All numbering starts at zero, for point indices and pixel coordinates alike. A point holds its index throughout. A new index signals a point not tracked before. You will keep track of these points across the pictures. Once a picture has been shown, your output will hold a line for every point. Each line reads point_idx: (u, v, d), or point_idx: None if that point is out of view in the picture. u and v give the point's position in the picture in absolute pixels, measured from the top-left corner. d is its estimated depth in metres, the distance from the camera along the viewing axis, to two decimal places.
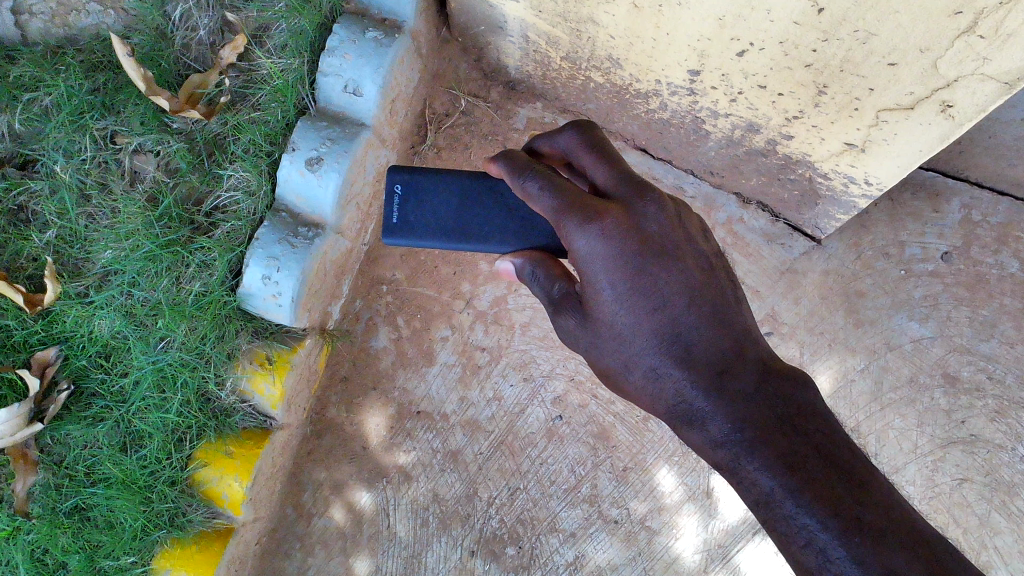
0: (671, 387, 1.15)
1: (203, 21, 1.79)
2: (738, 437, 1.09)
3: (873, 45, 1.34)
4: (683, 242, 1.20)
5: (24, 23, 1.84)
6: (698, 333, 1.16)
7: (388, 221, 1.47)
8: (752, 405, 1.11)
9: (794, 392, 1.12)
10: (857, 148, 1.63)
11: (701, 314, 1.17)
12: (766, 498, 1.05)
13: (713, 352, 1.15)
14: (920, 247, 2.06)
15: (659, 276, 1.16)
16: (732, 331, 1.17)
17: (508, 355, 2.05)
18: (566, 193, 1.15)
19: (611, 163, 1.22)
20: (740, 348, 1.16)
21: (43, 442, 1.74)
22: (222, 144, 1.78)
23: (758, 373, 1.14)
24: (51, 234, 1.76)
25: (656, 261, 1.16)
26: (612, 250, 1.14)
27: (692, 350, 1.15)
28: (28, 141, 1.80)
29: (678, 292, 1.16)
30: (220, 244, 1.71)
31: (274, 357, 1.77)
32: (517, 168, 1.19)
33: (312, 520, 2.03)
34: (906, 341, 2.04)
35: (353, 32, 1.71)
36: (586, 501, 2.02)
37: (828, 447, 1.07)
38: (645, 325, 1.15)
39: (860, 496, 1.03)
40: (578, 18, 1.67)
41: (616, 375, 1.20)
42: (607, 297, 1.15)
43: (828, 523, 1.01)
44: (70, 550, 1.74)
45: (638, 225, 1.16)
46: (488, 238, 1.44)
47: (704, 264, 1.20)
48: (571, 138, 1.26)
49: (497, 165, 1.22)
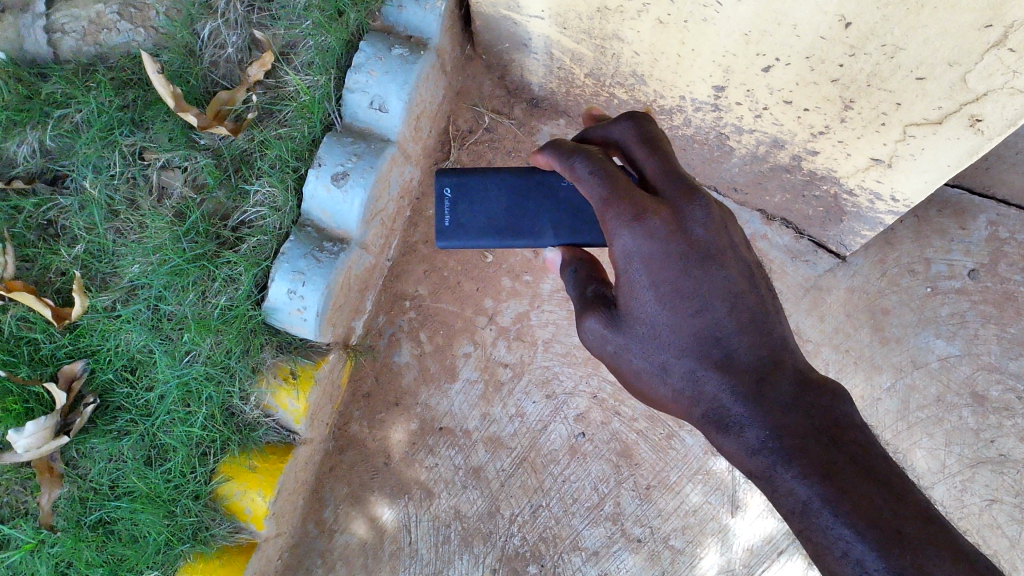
0: (707, 392, 1.16)
1: (232, 39, 1.81)
2: (774, 445, 1.09)
3: (901, 60, 1.33)
4: (728, 249, 1.20)
5: (56, 42, 1.84)
6: (737, 339, 1.17)
7: (442, 225, 1.51)
8: (789, 415, 1.11)
9: (834, 405, 1.12)
10: (883, 164, 1.62)
11: (742, 320, 1.18)
12: (801, 507, 1.04)
13: (753, 359, 1.16)
14: (946, 264, 2.04)
15: (700, 280, 1.18)
16: (771, 340, 1.18)
17: (531, 371, 2.04)
18: (615, 183, 1.15)
19: (664, 159, 1.21)
20: (778, 357, 1.16)
21: (69, 455, 1.75)
22: (249, 160, 1.79)
23: (796, 383, 1.14)
24: (80, 249, 1.78)
25: (699, 265, 1.18)
26: (653, 247, 1.16)
27: (731, 356, 1.16)
28: (59, 156, 1.82)
29: (718, 298, 1.18)
30: (246, 259, 1.72)
31: (298, 371, 1.77)
32: (568, 151, 1.19)
33: (334, 536, 2.02)
34: (933, 359, 2.02)
35: (379, 49, 1.73)
36: (609, 519, 2.01)
37: (867, 460, 1.06)
38: (683, 326, 1.18)
39: (898, 508, 1.01)
40: (602, 35, 1.68)
41: (649, 378, 1.21)
42: (645, 294, 1.18)
43: (865, 534, 0.99)
44: (94, 564, 1.74)
45: (683, 228, 1.17)
46: (539, 233, 1.48)
47: (747, 272, 1.21)
48: (625, 129, 1.24)
49: (547, 149, 1.21)
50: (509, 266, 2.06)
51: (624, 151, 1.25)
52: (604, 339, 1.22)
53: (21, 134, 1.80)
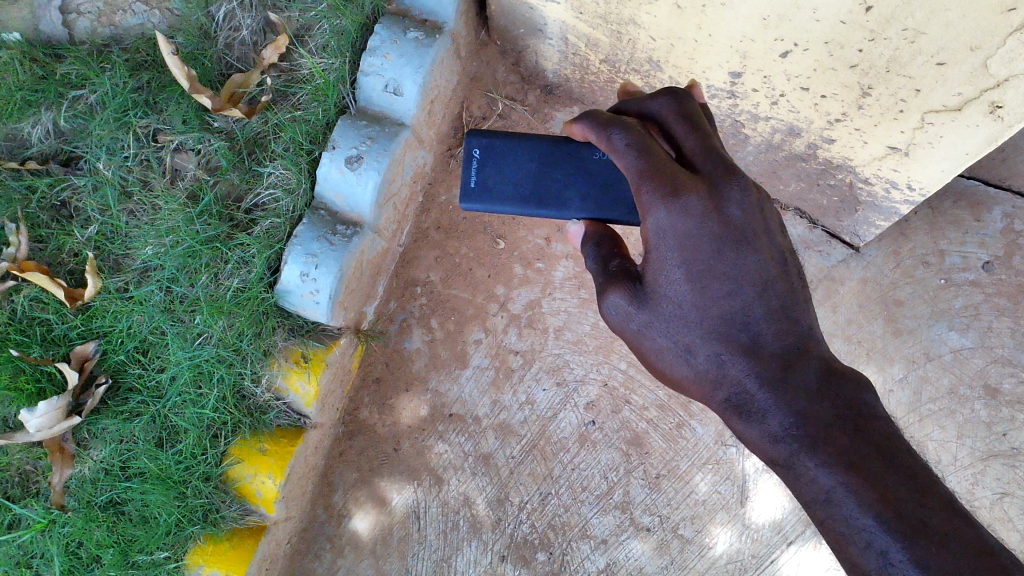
0: (732, 374, 1.18)
1: (247, 21, 1.81)
2: (798, 432, 1.12)
3: (922, 44, 1.32)
4: (762, 233, 1.20)
5: (72, 23, 1.86)
6: (765, 325, 1.19)
7: (468, 185, 1.50)
8: (813, 402, 1.13)
9: (857, 396, 1.14)
10: (900, 152, 1.61)
11: (770, 306, 1.19)
12: (824, 495, 1.07)
13: (780, 345, 1.18)
14: (960, 256, 2.02)
15: (732, 262, 1.18)
16: (797, 328, 1.19)
17: (542, 358, 2.04)
18: (652, 157, 1.15)
19: (703, 136, 1.20)
20: (803, 345, 1.19)
21: (80, 435, 1.76)
22: (263, 143, 1.79)
23: (821, 372, 1.16)
24: (93, 230, 1.78)
25: (733, 245, 1.18)
26: (687, 224, 1.16)
27: (759, 341, 1.18)
28: (72, 137, 1.82)
29: (749, 282, 1.19)
30: (259, 241, 1.72)
31: (310, 355, 1.77)
32: (605, 122, 1.19)
33: (343, 521, 2.02)
34: (946, 351, 2.01)
35: (395, 32, 1.72)
36: (618, 507, 2.00)
37: (891, 452, 1.08)
38: (712, 308, 1.19)
39: (922, 500, 1.04)
40: (619, 19, 1.68)
41: (672, 357, 1.22)
42: (675, 272, 1.19)
43: (888, 525, 1.02)
44: (104, 544, 1.75)
45: (719, 208, 1.17)
46: (567, 204, 1.48)
47: (780, 258, 1.21)
48: (664, 105, 1.23)
49: (582, 120, 1.21)
50: (521, 253, 2.06)
51: (662, 127, 1.24)
52: (628, 316, 1.22)
53: (36, 115, 1.80)
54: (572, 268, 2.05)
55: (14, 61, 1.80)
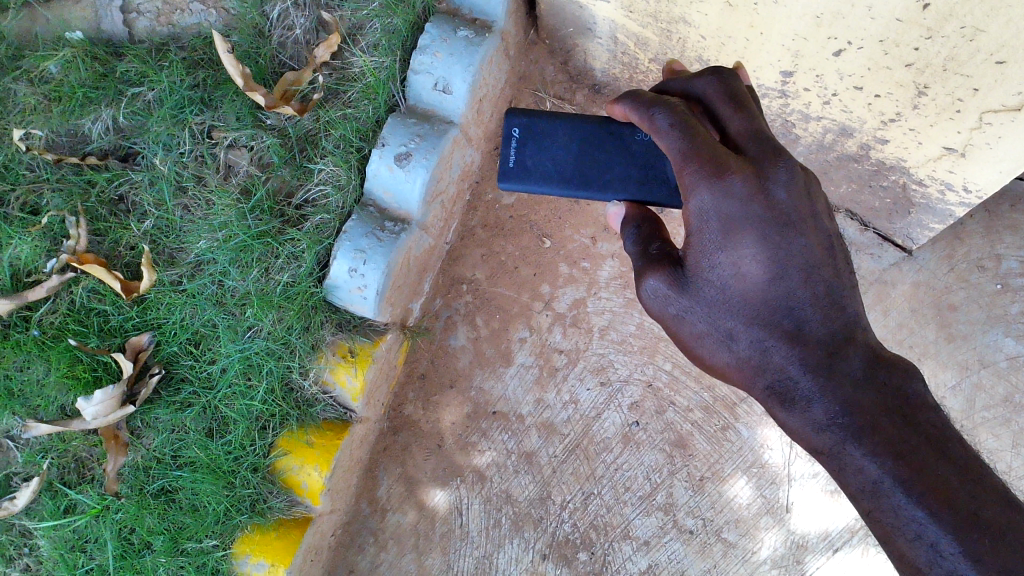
0: (775, 362, 1.19)
1: (300, 20, 1.84)
2: (843, 421, 1.13)
3: (981, 42, 1.30)
4: (810, 217, 1.19)
5: (132, 22, 1.91)
6: (810, 311, 1.19)
7: (506, 164, 1.52)
8: (860, 391, 1.15)
9: (905, 384, 1.16)
10: (956, 153, 1.58)
11: (816, 292, 1.19)
12: (873, 486, 1.09)
13: (825, 332, 1.19)
14: (1018, 260, 1.98)
15: (778, 247, 1.17)
16: (845, 315, 1.20)
17: (586, 358, 2.04)
18: (696, 137, 1.13)
19: (749, 117, 1.20)
20: (850, 333, 1.19)
21: (134, 424, 1.81)
22: (314, 140, 1.81)
23: (867, 360, 1.17)
24: (149, 224, 1.83)
25: (779, 230, 1.17)
26: (732, 207, 1.14)
27: (803, 328, 1.18)
28: (131, 134, 1.87)
29: (796, 266, 1.18)
30: (309, 236, 1.75)
31: (356, 350, 1.79)
32: (648, 102, 1.18)
33: (386, 516, 2.04)
34: (1001, 358, 1.96)
35: (445, 31, 1.74)
36: (661, 509, 1.99)
37: (941, 442, 1.11)
38: (755, 293, 1.19)
39: (975, 492, 1.06)
40: (669, 18, 1.67)
41: (713, 343, 1.23)
42: (717, 256, 1.18)
43: (941, 518, 1.04)
44: (155, 531, 1.79)
45: (766, 191, 1.15)
46: (607, 186, 1.49)
47: (827, 243, 1.20)
48: (710, 85, 1.23)
49: (625, 100, 1.21)
50: (567, 252, 2.06)
51: (705, 108, 1.25)
52: (668, 301, 1.22)
53: (96, 111, 1.85)
54: (618, 267, 2.05)
55: (77, 59, 1.86)
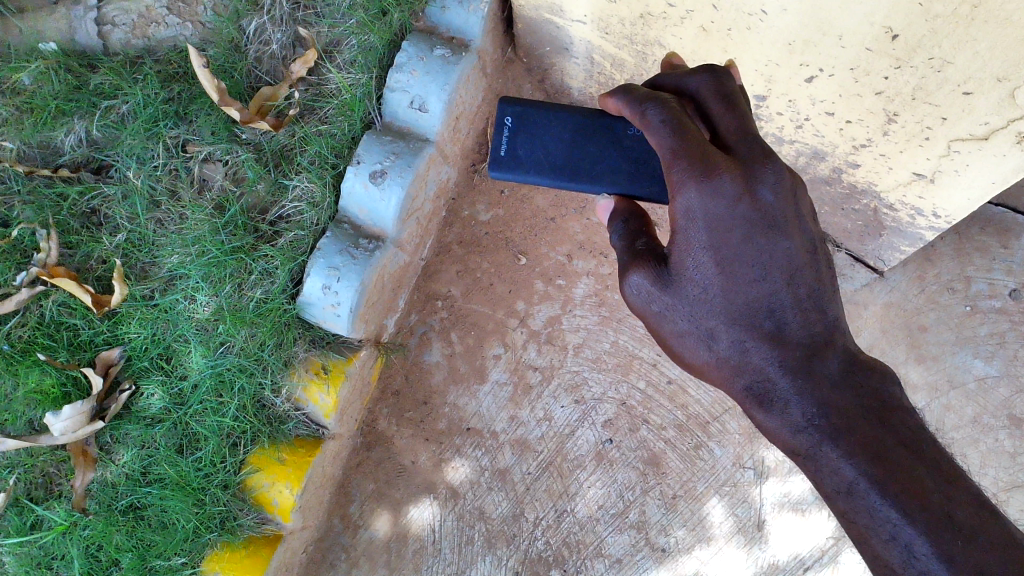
0: (755, 363, 1.19)
1: (277, 36, 1.83)
2: (820, 423, 1.14)
3: (949, 74, 1.32)
4: (794, 221, 1.18)
5: (106, 34, 1.90)
6: (791, 313, 1.19)
7: (498, 153, 1.52)
8: (837, 392, 1.16)
9: (882, 386, 1.17)
10: (926, 179, 1.60)
11: (798, 293, 1.19)
12: (848, 487, 1.09)
13: (804, 333, 1.19)
14: (987, 283, 2.00)
15: (762, 249, 1.18)
16: (825, 317, 1.20)
17: (561, 375, 2.04)
18: (687, 134, 1.13)
19: (739, 117, 1.19)
20: (829, 334, 1.20)
21: (103, 440, 1.78)
22: (289, 156, 1.81)
23: (844, 363, 1.19)
24: (121, 238, 1.81)
25: (763, 232, 1.17)
26: (717, 208, 1.14)
27: (784, 329, 1.19)
28: (104, 146, 1.86)
29: (779, 268, 1.18)
30: (282, 253, 1.74)
31: (330, 366, 1.79)
32: (641, 99, 1.18)
33: (359, 532, 2.03)
34: (970, 379, 1.98)
35: (422, 49, 1.74)
36: (634, 527, 1.99)
37: (917, 443, 1.11)
38: (738, 294, 1.18)
39: (949, 493, 1.06)
40: (644, 41, 1.68)
41: (693, 342, 1.23)
42: (701, 257, 1.17)
43: (914, 518, 1.04)
44: (123, 548, 1.77)
45: (753, 193, 1.15)
46: (598, 179, 1.49)
47: (810, 246, 1.20)
48: (703, 83, 1.22)
49: (618, 95, 1.21)
50: (543, 269, 2.06)
51: (697, 105, 1.23)
52: (650, 298, 1.22)
53: (68, 123, 1.84)
54: (593, 285, 2.05)
55: (51, 71, 1.85)
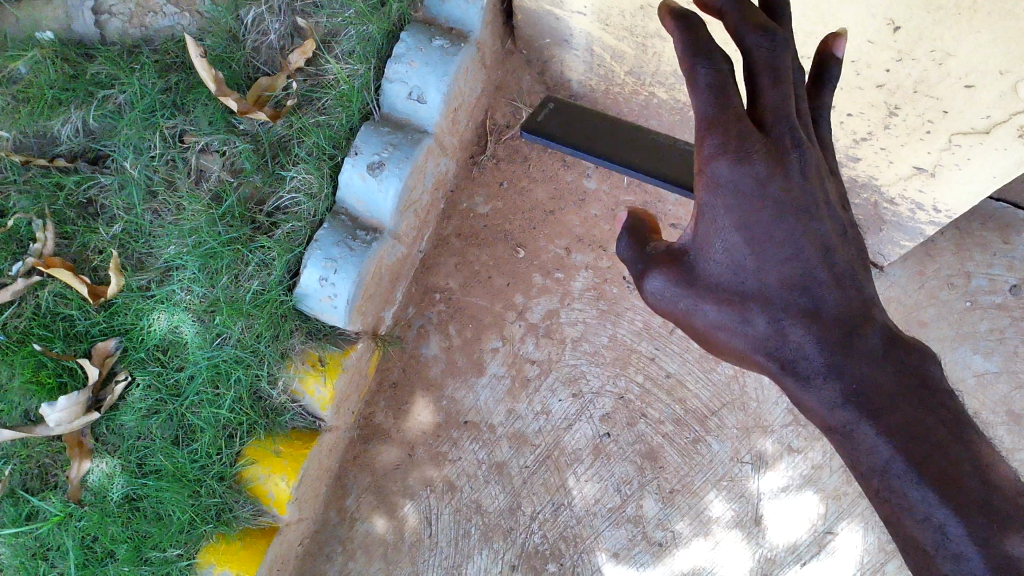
0: (793, 341, 1.02)
1: (274, 25, 1.82)
2: (860, 403, 0.97)
3: (950, 66, 1.31)
4: (824, 202, 1.04)
5: (103, 23, 1.89)
6: (829, 289, 1.02)
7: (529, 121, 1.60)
8: (876, 371, 0.98)
9: (925, 364, 0.99)
10: (927, 172, 1.59)
11: (836, 271, 1.03)
12: (882, 467, 0.94)
13: (845, 311, 1.02)
14: (987, 278, 2.00)
15: (794, 231, 1.02)
16: (865, 293, 1.03)
17: (558, 368, 2.03)
18: (729, 104, 0.96)
19: (786, 91, 0.97)
20: (868, 310, 1.02)
21: (98, 430, 1.77)
22: (287, 147, 1.80)
23: (887, 337, 1.00)
24: (118, 229, 1.81)
25: (796, 212, 1.02)
26: (749, 186, 0.99)
27: (822, 306, 1.02)
28: (101, 137, 1.85)
29: (814, 248, 1.02)
30: (280, 244, 1.73)
31: (326, 358, 1.78)
32: (694, 46, 0.95)
33: (355, 525, 2.03)
34: (969, 375, 1.97)
35: (420, 39, 1.72)
36: (631, 521, 1.99)
37: (960, 423, 0.95)
38: (769, 273, 1.03)
39: (988, 476, 0.92)
40: (644, 33, 1.68)
41: (720, 330, 1.06)
42: (728, 237, 1.03)
43: (951, 501, 0.91)
44: (119, 539, 1.76)
45: (786, 169, 1.00)
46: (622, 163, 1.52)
47: (842, 228, 1.06)
48: (757, 44, 0.96)
49: (668, 30, 0.97)
50: (541, 262, 2.05)
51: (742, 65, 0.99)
52: (670, 295, 1.07)
53: (65, 113, 1.83)
54: (592, 278, 2.04)
55: (47, 60, 1.83)
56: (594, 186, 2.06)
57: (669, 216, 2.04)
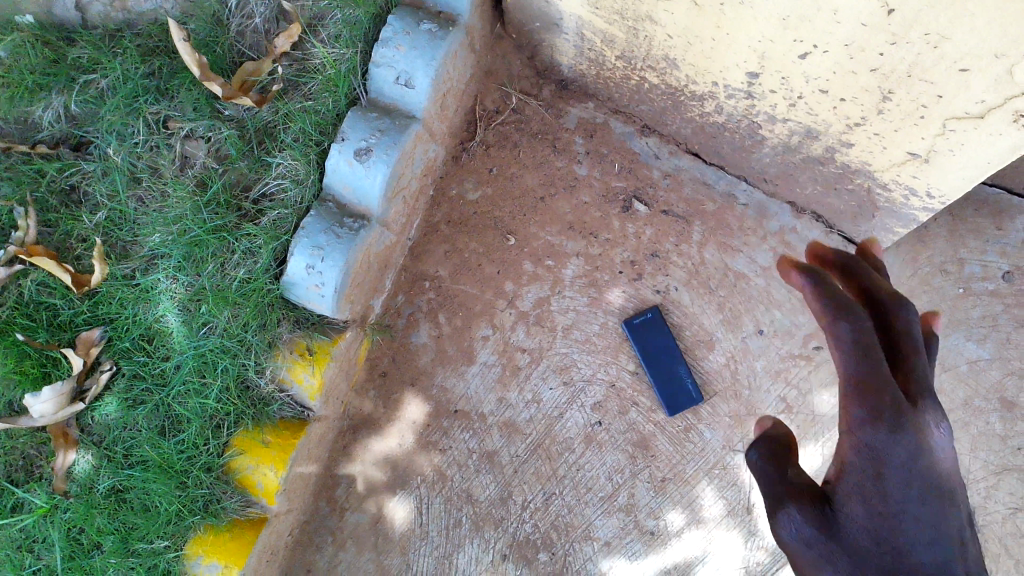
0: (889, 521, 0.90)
1: (259, 9, 1.79)
2: None
3: (945, 50, 1.29)
4: (952, 499, 0.93)
5: (84, 6, 1.85)
6: (911, 523, 0.90)
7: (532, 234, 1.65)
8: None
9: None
10: (920, 158, 1.57)
11: (958, 547, 0.88)
12: None
13: (923, 535, 0.89)
14: (980, 265, 1.99)
15: (902, 481, 0.93)
16: (953, 536, 0.89)
17: (549, 357, 2.01)
18: (826, 286, 0.99)
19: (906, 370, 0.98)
20: (958, 541, 0.89)
21: (83, 421, 1.75)
22: (272, 132, 1.78)
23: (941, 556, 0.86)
24: (101, 216, 1.77)
25: (921, 490, 0.92)
26: (844, 355, 0.96)
27: (894, 523, 0.90)
28: (83, 122, 1.81)
29: (917, 492, 0.92)
30: (266, 232, 1.71)
31: (314, 348, 1.77)
32: (834, 295, 0.98)
33: (345, 515, 2.02)
34: (962, 362, 1.96)
35: (408, 23, 1.70)
36: (622, 510, 1.98)
37: None
38: (861, 471, 0.94)
39: None
40: (636, 16, 1.65)
41: (788, 514, 0.97)
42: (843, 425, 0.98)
43: None
44: (105, 531, 1.74)
45: (901, 421, 0.94)
46: None
47: (965, 536, 0.91)
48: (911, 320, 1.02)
49: (808, 278, 1.01)
50: (532, 250, 2.03)
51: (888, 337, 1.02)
52: (761, 472, 1.03)
53: (46, 98, 1.80)
54: (583, 266, 2.02)
55: (27, 43, 1.80)
56: (584, 172, 2.03)
57: (660, 202, 2.02)
